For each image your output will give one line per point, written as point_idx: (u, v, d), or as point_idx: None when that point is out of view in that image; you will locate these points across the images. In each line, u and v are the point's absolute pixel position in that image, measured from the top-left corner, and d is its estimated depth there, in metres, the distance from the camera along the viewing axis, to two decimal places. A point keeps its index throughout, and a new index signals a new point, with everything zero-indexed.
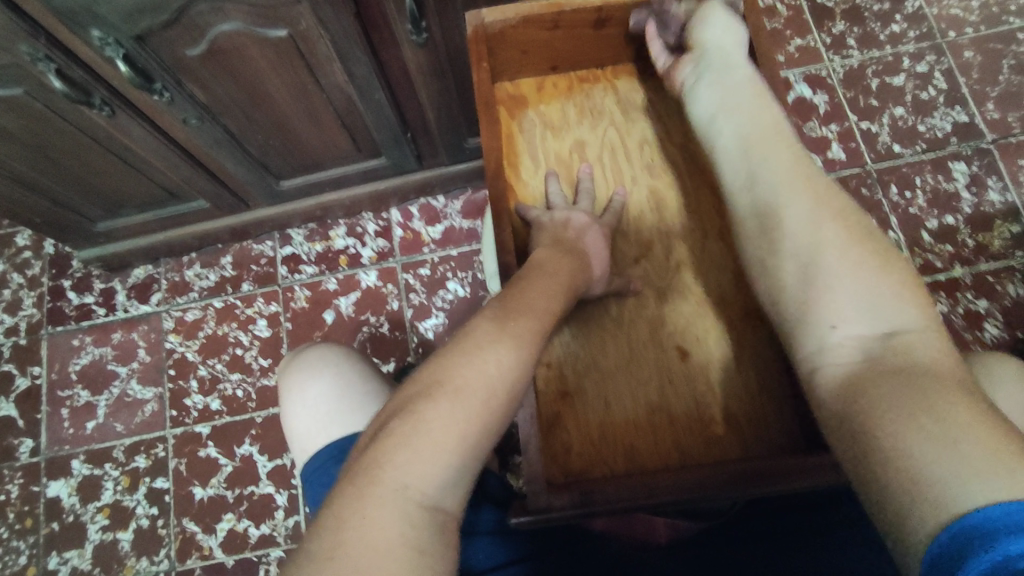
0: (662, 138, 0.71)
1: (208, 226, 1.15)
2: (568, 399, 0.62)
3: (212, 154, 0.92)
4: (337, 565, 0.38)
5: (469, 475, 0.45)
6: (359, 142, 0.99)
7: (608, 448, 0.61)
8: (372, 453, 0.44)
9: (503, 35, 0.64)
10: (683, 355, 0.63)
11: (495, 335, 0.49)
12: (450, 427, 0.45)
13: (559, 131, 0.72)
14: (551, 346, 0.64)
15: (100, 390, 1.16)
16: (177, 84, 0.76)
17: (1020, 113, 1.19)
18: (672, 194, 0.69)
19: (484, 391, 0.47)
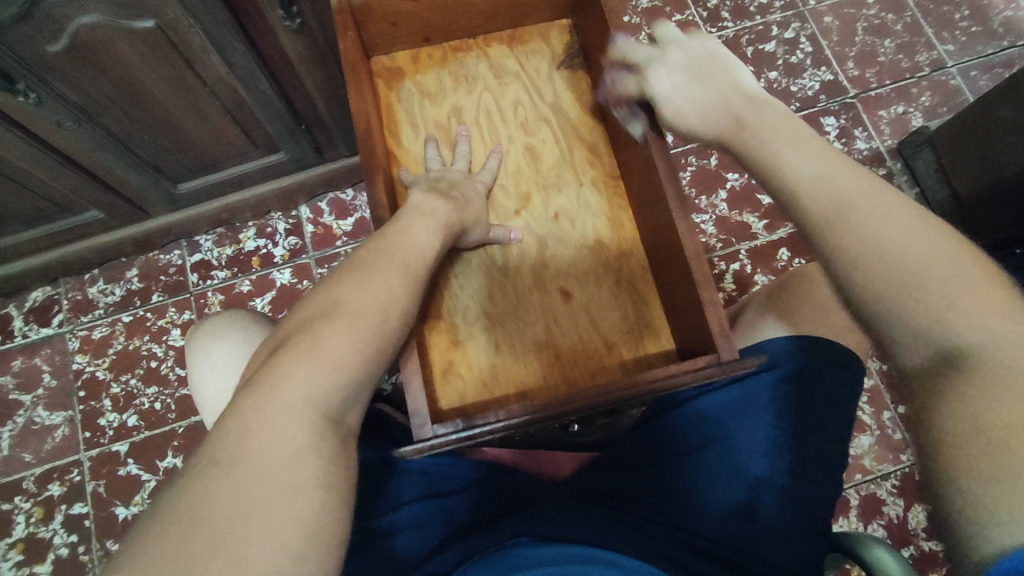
0: (532, 101, 0.77)
1: (107, 239, 1.11)
2: (458, 345, 0.67)
3: (96, 159, 0.90)
4: (239, 472, 0.40)
5: (367, 391, 0.49)
6: (253, 137, 0.99)
7: (501, 388, 0.65)
8: (272, 369, 0.45)
9: (368, 8, 0.68)
10: (565, 295, 0.69)
11: (387, 265, 0.53)
12: (349, 347, 0.47)
13: (436, 99, 0.77)
14: (442, 299, 0.68)
15: (3, 421, 1.10)
16: (43, 84, 0.74)
17: (877, 69, 1.31)
18: (545, 149, 0.75)
19: (378, 314, 0.50)
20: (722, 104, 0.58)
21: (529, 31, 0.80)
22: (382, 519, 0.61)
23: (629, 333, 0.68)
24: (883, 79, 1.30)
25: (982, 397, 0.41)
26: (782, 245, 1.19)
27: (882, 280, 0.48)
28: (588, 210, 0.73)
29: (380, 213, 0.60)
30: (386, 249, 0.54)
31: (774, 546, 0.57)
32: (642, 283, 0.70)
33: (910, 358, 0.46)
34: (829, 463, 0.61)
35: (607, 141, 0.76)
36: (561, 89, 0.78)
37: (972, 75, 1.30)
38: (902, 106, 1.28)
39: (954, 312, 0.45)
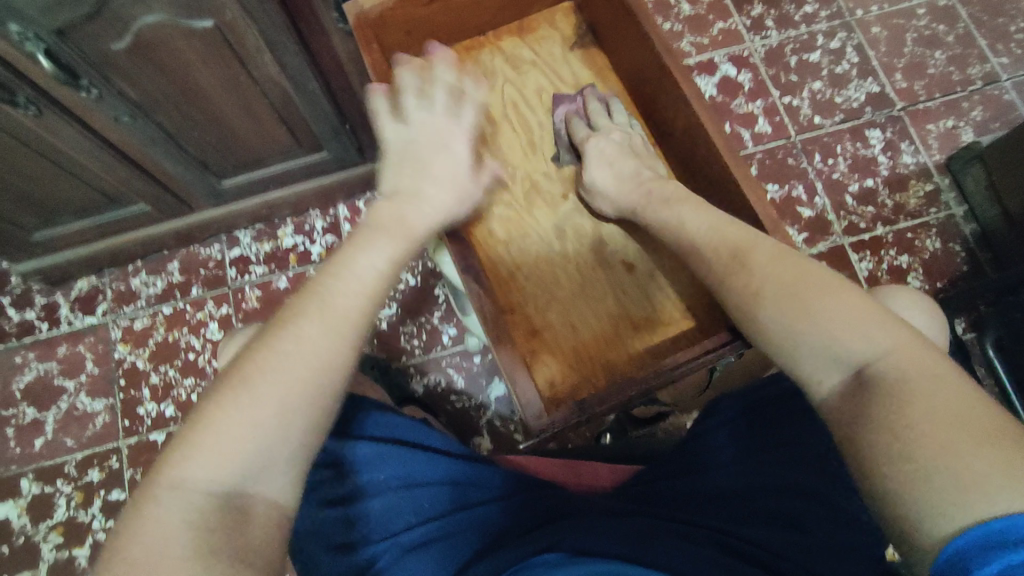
0: (555, 86, 0.78)
1: (152, 232, 1.14)
2: (537, 335, 0.68)
3: (149, 154, 0.92)
4: (126, 559, 0.41)
5: (279, 453, 0.47)
6: (298, 135, 1.00)
7: (586, 364, 0.67)
8: (161, 454, 0.46)
9: (381, 18, 0.70)
10: (629, 267, 0.70)
11: (298, 324, 0.51)
12: (238, 420, 0.46)
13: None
14: (511, 293, 0.69)
15: (47, 406, 1.13)
16: (104, 80, 0.76)
17: (926, 81, 1.27)
18: (577, 132, 0.76)
19: (273, 377, 0.48)
20: (634, 181, 0.67)
21: (535, 19, 0.80)
22: (411, 530, 0.59)
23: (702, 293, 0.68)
24: (932, 92, 1.27)
25: (896, 398, 0.44)
26: (822, 259, 1.17)
27: (781, 312, 0.51)
28: None
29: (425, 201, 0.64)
30: (302, 304, 0.53)
31: (838, 562, 0.56)
32: None
33: (820, 382, 0.49)
34: None
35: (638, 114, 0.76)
36: (578, 70, 0.78)
37: None
38: (952, 120, 1.25)
39: (836, 328, 0.48)
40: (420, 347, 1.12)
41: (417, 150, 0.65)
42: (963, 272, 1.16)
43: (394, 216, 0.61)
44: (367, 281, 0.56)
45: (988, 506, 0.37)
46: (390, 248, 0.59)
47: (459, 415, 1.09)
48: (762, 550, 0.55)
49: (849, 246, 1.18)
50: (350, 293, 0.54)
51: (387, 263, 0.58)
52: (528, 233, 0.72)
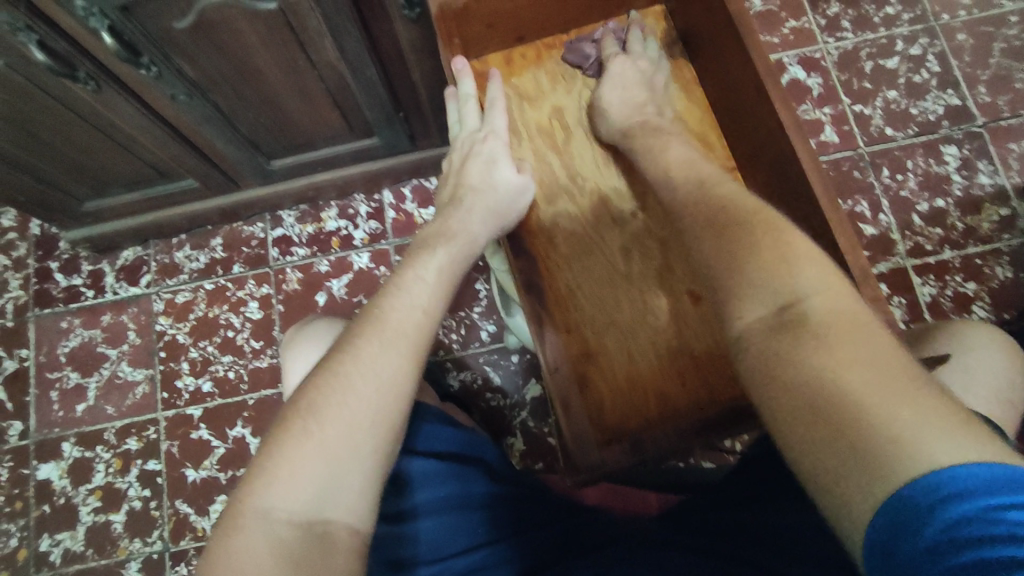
0: None
1: (198, 207, 1.13)
2: (592, 359, 0.64)
3: (201, 132, 0.90)
4: None
5: (351, 475, 0.47)
6: (351, 120, 0.98)
7: (639, 397, 0.63)
8: (240, 485, 0.46)
9: (467, 11, 0.67)
10: (695, 299, 0.65)
11: (360, 348, 0.51)
12: (308, 446, 0.46)
13: (535, 102, 0.74)
14: (566, 311, 0.65)
15: (90, 372, 1.15)
16: (164, 58, 0.74)
17: (1012, 96, 1.19)
18: None
19: (339, 402, 0.48)
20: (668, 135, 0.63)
21: (622, 20, 0.77)
22: (469, 554, 0.58)
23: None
24: (1018, 109, 1.19)
25: (813, 353, 0.41)
26: (882, 280, 1.12)
27: (724, 260, 0.49)
28: None
29: (481, 203, 0.63)
30: (361, 330, 0.53)
31: None
32: None
33: (741, 320, 0.46)
34: None
35: (716, 127, 0.75)
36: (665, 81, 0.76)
37: None
38: None
39: (772, 272, 0.46)
40: (458, 342, 1.11)
41: (481, 165, 0.65)
42: None
43: (464, 228, 0.61)
44: (430, 296, 0.56)
45: (904, 469, 0.35)
46: (451, 262, 0.59)
47: (493, 413, 1.07)
48: None
49: (913, 268, 1.12)
50: (412, 308, 0.54)
51: (446, 278, 0.58)
52: (592, 248, 0.67)
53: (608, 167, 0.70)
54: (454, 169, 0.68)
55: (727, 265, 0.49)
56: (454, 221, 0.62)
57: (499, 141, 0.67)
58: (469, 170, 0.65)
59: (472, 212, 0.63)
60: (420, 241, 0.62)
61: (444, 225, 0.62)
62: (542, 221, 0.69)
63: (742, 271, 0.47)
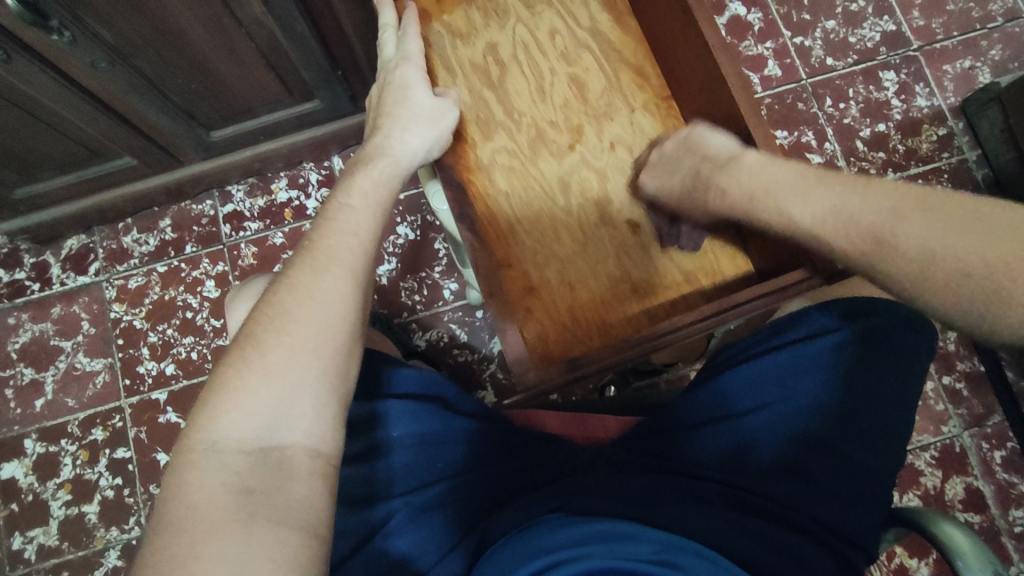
0: (571, 28, 0.72)
1: (140, 187, 1.10)
2: (534, 292, 0.66)
3: (131, 103, 0.87)
4: (171, 521, 0.41)
5: (302, 399, 0.48)
6: (288, 82, 0.95)
7: (581, 326, 0.65)
8: (187, 424, 0.47)
9: None
10: (633, 228, 0.67)
11: (292, 281, 0.53)
12: (251, 376, 0.47)
13: (468, 38, 0.72)
14: (510, 248, 0.67)
15: (46, 366, 1.12)
16: (76, 21, 0.71)
17: (944, 19, 1.22)
18: (591, 77, 0.71)
19: (280, 330, 0.49)
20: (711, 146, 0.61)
21: None
22: (420, 491, 0.59)
23: (704, 260, 0.67)
24: (950, 31, 1.21)
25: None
26: None
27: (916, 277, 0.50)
28: (645, 136, 0.69)
29: (395, 124, 0.62)
30: (297, 263, 0.54)
31: (847, 513, 0.55)
32: None
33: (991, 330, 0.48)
34: (885, 431, 0.58)
35: (653, 60, 0.71)
36: (596, 11, 0.73)
37: None
38: (970, 60, 1.20)
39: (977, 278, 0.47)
40: (422, 303, 1.10)
41: (398, 92, 0.64)
42: None
43: (384, 152, 0.61)
44: (359, 222, 0.57)
45: None
46: (374, 187, 0.60)
47: (462, 368, 1.08)
48: (784, 510, 0.53)
49: None
50: (344, 235, 0.56)
51: (372, 200, 0.59)
52: (531, 184, 0.68)
53: (545, 101, 0.70)
54: (373, 101, 0.66)
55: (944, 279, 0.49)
56: (374, 149, 0.62)
57: (412, 67, 0.65)
58: (384, 100, 0.64)
59: (389, 136, 0.62)
60: (346, 172, 0.62)
61: (368, 155, 0.62)
62: (482, 158, 0.69)
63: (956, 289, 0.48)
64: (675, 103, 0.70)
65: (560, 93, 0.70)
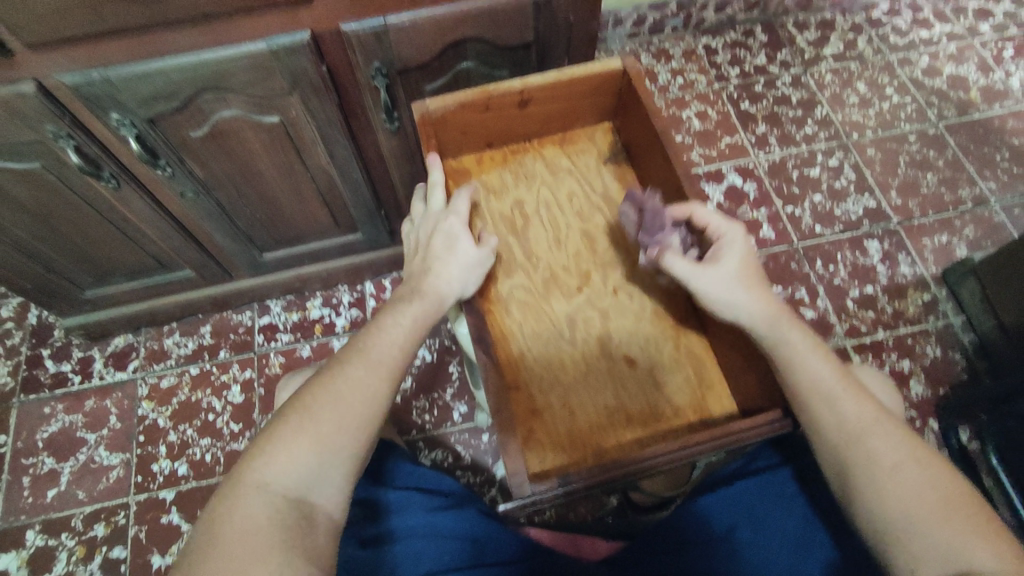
0: (587, 192, 0.85)
1: (192, 296, 1.22)
2: (536, 414, 0.71)
3: (203, 226, 1.02)
4: (220, 550, 0.50)
5: (338, 468, 0.56)
6: (338, 217, 1.10)
7: (578, 450, 0.69)
8: (242, 461, 0.55)
9: (443, 120, 0.79)
10: (630, 363, 0.74)
11: (349, 364, 0.60)
12: (301, 440, 0.55)
13: (500, 193, 0.85)
14: (517, 370, 0.73)
15: (66, 457, 1.17)
16: (178, 161, 0.87)
17: (920, 200, 1.37)
18: (601, 233, 0.82)
19: (333, 407, 0.57)
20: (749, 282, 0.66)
21: (577, 132, 0.89)
22: None
23: (692, 395, 0.72)
24: (926, 210, 1.36)
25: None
26: None
27: (861, 478, 0.55)
28: (647, 285, 0.79)
29: (442, 270, 0.70)
30: (355, 352, 0.62)
31: None
32: (700, 349, 0.75)
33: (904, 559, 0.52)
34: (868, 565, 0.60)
35: None
36: (608, 179, 0.86)
37: (1016, 212, 1.35)
38: (946, 236, 1.33)
39: (899, 492, 0.54)
40: (431, 422, 1.15)
41: (445, 239, 0.72)
42: (964, 381, 1.19)
43: (432, 289, 0.69)
44: (405, 331, 0.65)
45: None
46: (421, 316, 0.67)
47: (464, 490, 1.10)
48: None
49: (852, 348, 1.22)
50: (391, 342, 0.64)
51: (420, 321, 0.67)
52: (542, 317, 0.77)
53: (560, 250, 0.81)
54: (422, 243, 0.74)
55: (867, 483, 0.55)
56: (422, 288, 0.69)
57: (457, 221, 0.74)
58: (434, 245, 0.72)
59: (438, 278, 0.69)
60: (393, 300, 0.69)
61: (416, 289, 0.69)
62: (501, 291, 0.78)
63: (886, 492, 0.54)
64: None
65: (573, 244, 0.81)
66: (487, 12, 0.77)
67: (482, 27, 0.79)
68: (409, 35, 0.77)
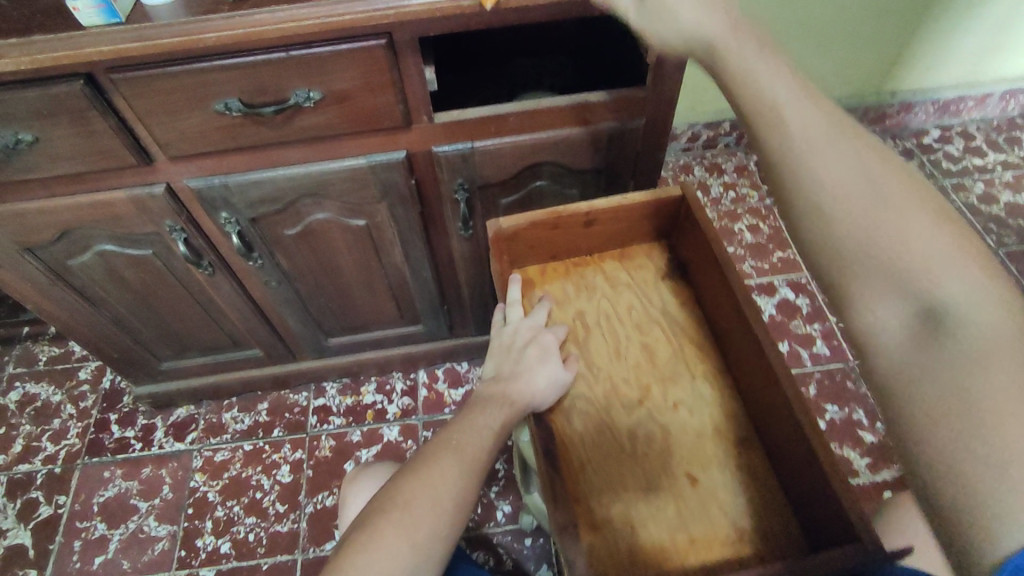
0: (646, 306, 0.88)
1: (255, 374, 1.28)
2: (596, 531, 0.70)
3: (279, 310, 1.09)
4: None
5: (428, 571, 0.60)
6: (402, 309, 1.16)
7: (640, 574, 0.68)
8: (345, 554, 0.59)
9: (516, 235, 0.84)
10: (692, 481, 0.73)
11: (444, 464, 0.65)
12: (400, 536, 0.59)
13: (563, 304, 0.89)
14: (576, 483, 0.74)
15: (116, 524, 1.20)
16: (269, 254, 0.95)
17: None
18: (660, 348, 0.84)
19: (430, 508, 0.62)
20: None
21: (636, 248, 0.93)
22: None
23: (756, 521, 0.71)
24: None
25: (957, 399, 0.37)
26: (886, 487, 1.16)
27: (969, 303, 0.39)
28: (704, 404, 0.79)
29: (530, 376, 0.76)
30: (444, 451, 0.67)
31: None
32: (762, 472, 0.74)
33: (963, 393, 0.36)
34: None
35: (713, 340, 0.85)
36: (666, 296, 0.89)
37: None
38: None
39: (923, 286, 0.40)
40: (474, 520, 1.14)
41: (540, 351, 0.78)
42: None
43: (522, 396, 0.74)
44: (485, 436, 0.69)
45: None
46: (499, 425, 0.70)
47: None
48: None
49: None
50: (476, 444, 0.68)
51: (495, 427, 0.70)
52: (603, 428, 0.78)
53: (620, 362, 0.83)
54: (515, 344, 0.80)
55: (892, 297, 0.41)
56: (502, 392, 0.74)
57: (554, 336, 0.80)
58: (529, 352, 0.78)
59: (527, 383, 0.75)
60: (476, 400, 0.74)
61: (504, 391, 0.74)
62: (562, 401, 0.80)
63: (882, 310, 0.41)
64: (731, 378, 0.81)
65: (631, 358, 0.83)
66: (564, 142, 0.84)
67: (558, 153, 0.86)
68: (492, 157, 0.84)
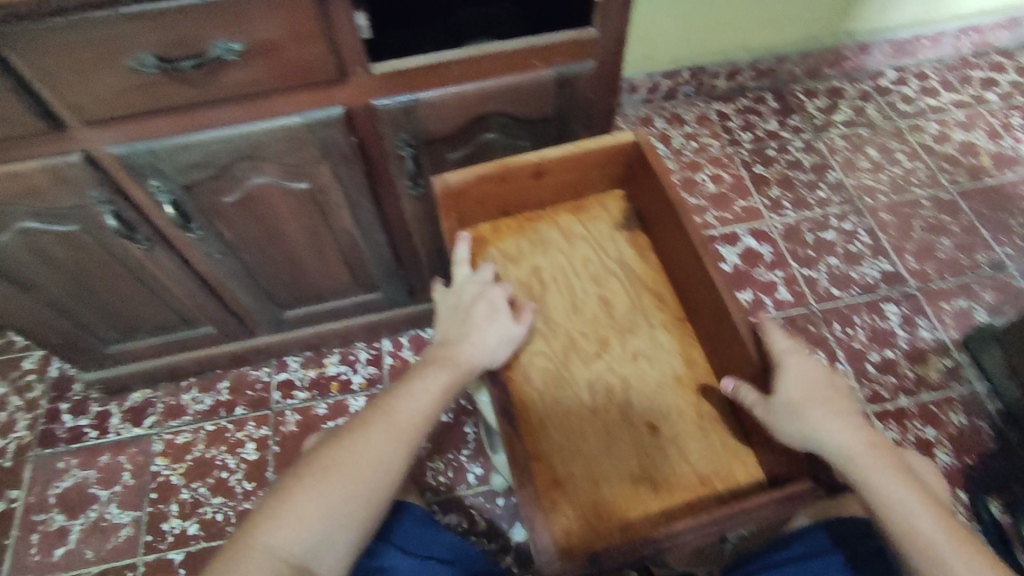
0: (603, 258, 0.86)
1: (211, 352, 1.24)
2: (559, 486, 0.70)
3: (228, 284, 1.04)
4: None
5: (342, 538, 0.58)
6: (358, 276, 1.12)
7: (604, 525, 0.68)
8: (254, 518, 0.58)
9: (464, 191, 0.81)
10: (653, 430, 0.73)
11: (367, 428, 0.63)
12: (311, 502, 0.57)
13: (518, 260, 0.86)
14: (538, 439, 0.73)
15: (76, 514, 1.16)
16: (209, 224, 0.90)
17: (936, 264, 1.37)
18: (618, 300, 0.83)
19: (348, 473, 0.59)
20: None
21: (591, 199, 0.91)
22: None
23: (717, 464, 0.71)
24: (943, 274, 1.36)
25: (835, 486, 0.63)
26: None
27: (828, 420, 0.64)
28: (664, 352, 0.79)
29: (480, 335, 0.72)
30: (376, 415, 0.64)
31: None
32: (722, 415, 0.74)
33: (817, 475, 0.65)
34: None
35: (671, 288, 0.83)
36: (623, 246, 0.87)
37: None
38: (965, 301, 1.33)
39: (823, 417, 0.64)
40: (446, 483, 1.14)
41: (488, 310, 0.74)
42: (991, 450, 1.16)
43: (468, 358, 0.70)
44: (424, 401, 0.66)
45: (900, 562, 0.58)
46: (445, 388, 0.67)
47: None
48: None
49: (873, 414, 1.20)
50: (412, 411, 0.65)
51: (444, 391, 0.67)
52: (563, 382, 0.77)
53: (578, 315, 0.82)
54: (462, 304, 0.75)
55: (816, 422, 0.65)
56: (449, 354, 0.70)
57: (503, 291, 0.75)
58: (476, 310, 0.74)
59: (475, 344, 0.72)
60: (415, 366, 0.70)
61: (451, 356, 0.70)
62: (521, 358, 0.78)
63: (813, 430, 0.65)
64: (690, 326, 0.80)
65: (590, 310, 0.82)
66: (510, 90, 0.81)
67: (505, 102, 0.82)
68: (436, 109, 0.80)
